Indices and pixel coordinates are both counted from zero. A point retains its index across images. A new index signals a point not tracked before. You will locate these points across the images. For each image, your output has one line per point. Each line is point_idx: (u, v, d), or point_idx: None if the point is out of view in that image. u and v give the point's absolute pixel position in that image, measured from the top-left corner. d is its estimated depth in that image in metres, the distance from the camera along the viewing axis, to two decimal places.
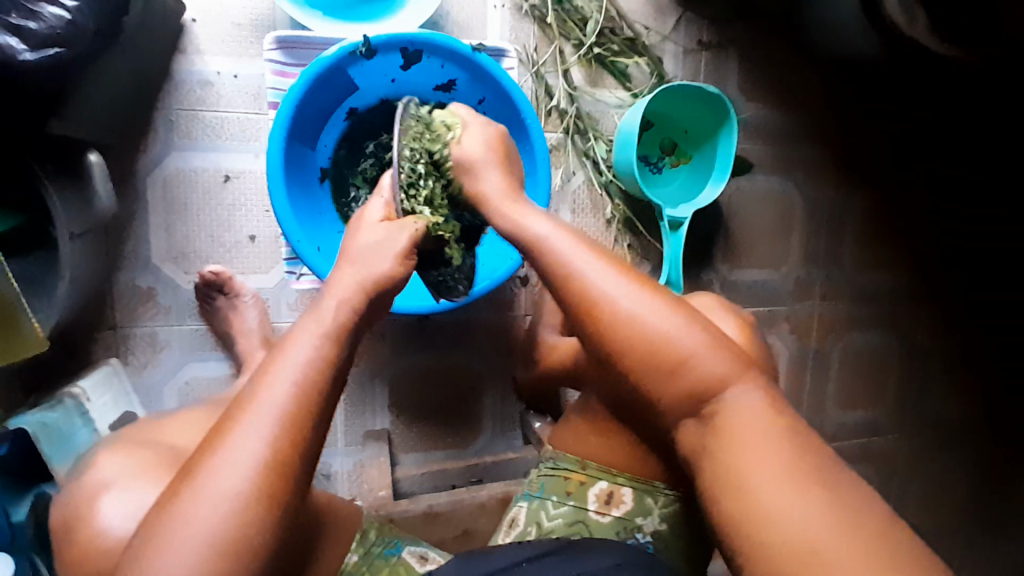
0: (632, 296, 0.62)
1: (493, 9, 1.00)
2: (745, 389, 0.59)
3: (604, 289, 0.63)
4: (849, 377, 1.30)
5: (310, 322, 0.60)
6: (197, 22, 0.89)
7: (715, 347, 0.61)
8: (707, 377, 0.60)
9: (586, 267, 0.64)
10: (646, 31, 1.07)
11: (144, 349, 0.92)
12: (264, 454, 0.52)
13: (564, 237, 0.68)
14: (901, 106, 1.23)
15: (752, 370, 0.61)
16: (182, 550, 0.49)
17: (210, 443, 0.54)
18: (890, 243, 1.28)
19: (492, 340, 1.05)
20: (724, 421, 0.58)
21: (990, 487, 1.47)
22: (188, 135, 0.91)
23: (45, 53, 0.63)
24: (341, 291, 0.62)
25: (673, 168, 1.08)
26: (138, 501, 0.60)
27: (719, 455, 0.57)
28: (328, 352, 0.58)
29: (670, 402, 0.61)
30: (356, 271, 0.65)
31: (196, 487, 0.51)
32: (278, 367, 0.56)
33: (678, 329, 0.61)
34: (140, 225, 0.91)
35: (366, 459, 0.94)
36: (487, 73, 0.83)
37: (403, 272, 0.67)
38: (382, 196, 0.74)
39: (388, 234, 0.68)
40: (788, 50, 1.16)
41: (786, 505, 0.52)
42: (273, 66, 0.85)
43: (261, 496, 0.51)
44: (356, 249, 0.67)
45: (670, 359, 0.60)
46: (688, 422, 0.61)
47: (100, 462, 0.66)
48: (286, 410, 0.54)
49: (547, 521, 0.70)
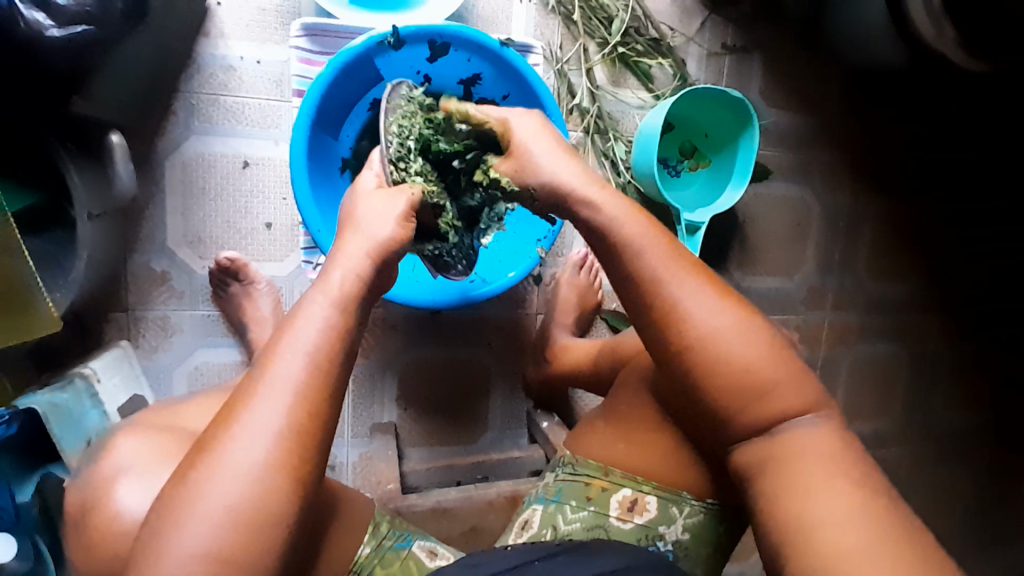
0: (719, 318, 0.59)
1: (519, 4, 0.99)
2: (823, 422, 0.59)
3: (691, 308, 0.59)
4: (858, 388, 1.29)
5: (318, 294, 0.57)
6: (221, 5, 0.89)
7: (801, 376, 0.59)
8: (788, 404, 0.58)
9: (675, 282, 0.61)
10: (671, 32, 1.06)
11: (155, 333, 0.92)
12: (282, 443, 0.51)
13: (656, 245, 0.62)
14: (924, 117, 1.21)
15: (828, 401, 0.60)
16: (199, 523, 0.49)
17: (222, 421, 0.53)
18: (905, 257, 1.27)
19: (503, 337, 1.05)
20: (791, 443, 0.58)
21: (991, 505, 1.47)
22: (208, 120, 0.90)
23: (72, 30, 0.62)
24: (347, 261, 0.60)
25: (692, 171, 1.08)
26: (153, 485, 0.60)
27: (776, 474, 0.57)
28: (339, 322, 0.56)
29: (741, 424, 0.59)
30: (360, 237, 0.62)
31: (212, 462, 0.51)
32: (286, 340, 0.55)
33: (763, 356, 0.59)
34: (157, 208, 0.90)
35: (376, 452, 0.93)
36: (513, 69, 0.83)
37: (404, 235, 0.63)
38: (371, 168, 0.71)
39: (387, 199, 0.65)
40: (813, 56, 1.14)
41: (834, 509, 0.54)
42: (298, 53, 0.84)
43: (280, 481, 0.51)
44: (360, 214, 0.63)
45: (755, 385, 0.58)
46: (755, 444, 0.59)
47: (117, 444, 0.66)
48: (301, 384, 0.53)
49: (563, 524, 0.70)
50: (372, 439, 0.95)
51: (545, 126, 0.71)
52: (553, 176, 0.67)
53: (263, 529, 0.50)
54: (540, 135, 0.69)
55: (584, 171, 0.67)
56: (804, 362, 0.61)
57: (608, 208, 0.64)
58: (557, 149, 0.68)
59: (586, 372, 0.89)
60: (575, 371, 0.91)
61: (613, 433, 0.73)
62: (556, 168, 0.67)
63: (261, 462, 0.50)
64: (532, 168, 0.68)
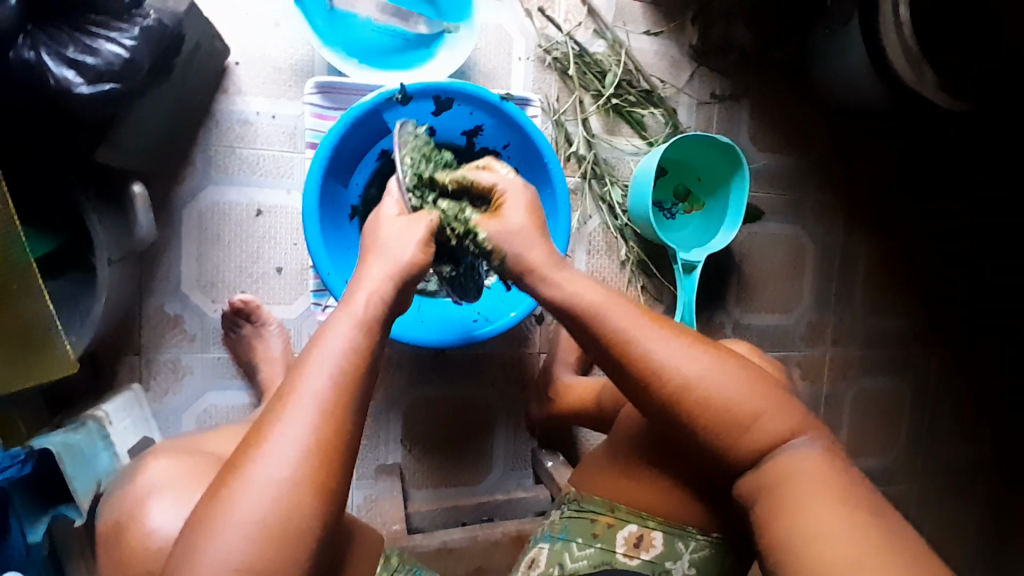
0: (696, 363, 0.61)
1: (518, 60, 1.06)
2: (808, 440, 0.61)
3: (665, 355, 0.62)
4: (862, 424, 1.29)
5: (342, 317, 0.60)
6: (239, 65, 0.95)
7: (778, 404, 0.61)
8: (773, 433, 0.60)
9: (642, 332, 0.63)
10: (661, 83, 1.13)
11: (166, 375, 0.94)
12: (298, 481, 0.52)
13: (619, 304, 0.66)
14: (910, 158, 1.26)
15: (812, 420, 0.63)
16: (231, 535, 0.50)
17: (250, 442, 0.54)
18: (899, 293, 1.30)
19: (506, 375, 1.06)
20: (785, 471, 0.59)
21: (1003, 543, 1.44)
22: (225, 170, 0.95)
23: (100, 87, 0.67)
24: (372, 284, 0.63)
25: (687, 214, 1.12)
26: (186, 504, 0.60)
27: (772, 495, 0.59)
28: (361, 342, 0.59)
29: (734, 459, 0.61)
30: (382, 262, 0.65)
31: (244, 476, 0.52)
32: (312, 363, 0.57)
33: (744, 393, 0.61)
34: (172, 253, 0.94)
35: (380, 493, 0.94)
36: (513, 121, 0.88)
37: (422, 259, 0.67)
38: (393, 195, 0.73)
39: (408, 225, 0.69)
40: (797, 102, 1.20)
41: (818, 520, 0.55)
42: (312, 108, 0.91)
43: (296, 524, 0.51)
44: (382, 239, 0.67)
45: (741, 422, 0.60)
46: (750, 474, 0.61)
47: (148, 467, 0.66)
48: (325, 399, 0.55)
49: (570, 562, 0.70)
50: (377, 480, 0.96)
51: (526, 199, 0.73)
52: (518, 251, 0.70)
53: (289, 543, 0.50)
54: (518, 208, 0.72)
55: (547, 249, 0.71)
56: (780, 387, 0.64)
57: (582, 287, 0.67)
58: (526, 225, 0.71)
59: (589, 408, 0.91)
60: (578, 408, 0.93)
61: (614, 471, 0.74)
62: (521, 241, 0.71)
63: (289, 475, 0.52)
64: (506, 241, 0.71)
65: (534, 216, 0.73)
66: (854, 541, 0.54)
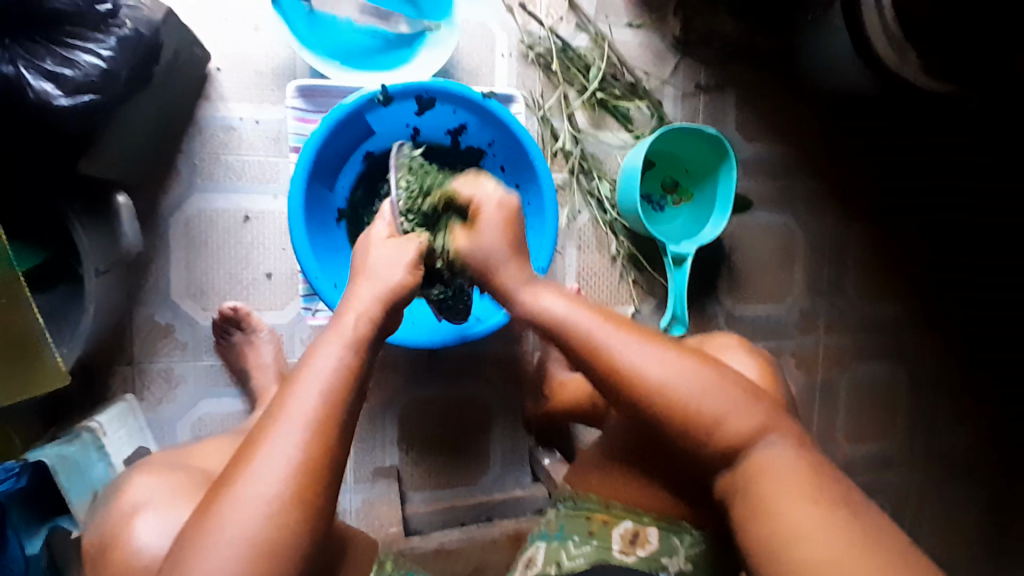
0: (661, 365, 0.62)
1: (501, 57, 1.05)
2: (778, 439, 0.61)
3: (630, 359, 0.63)
4: (857, 410, 1.29)
5: (331, 335, 0.61)
6: (220, 71, 0.94)
7: (746, 403, 0.62)
8: (744, 432, 0.61)
9: (608, 335, 0.64)
10: (646, 76, 1.12)
11: (159, 384, 0.94)
12: (288, 491, 0.52)
13: (585, 312, 0.67)
14: (900, 142, 1.26)
15: (784, 418, 0.63)
16: (218, 554, 0.50)
17: (242, 458, 0.54)
18: (891, 277, 1.30)
19: (500, 375, 1.06)
20: (758, 472, 0.59)
21: (1001, 524, 1.45)
22: (210, 177, 0.95)
23: (79, 99, 0.67)
24: (361, 304, 0.64)
25: (675, 206, 1.12)
26: (171, 520, 0.59)
27: (749, 496, 0.59)
28: (352, 360, 0.59)
29: (704, 459, 0.62)
30: (372, 284, 0.66)
31: (234, 497, 0.52)
32: (302, 380, 0.57)
33: (710, 393, 0.61)
34: (161, 263, 0.94)
35: (376, 496, 0.98)
36: (497, 119, 0.87)
37: (413, 281, 0.67)
38: (383, 217, 0.73)
39: (397, 249, 0.69)
40: (785, 90, 1.20)
41: (798, 520, 0.56)
42: (295, 112, 0.90)
43: (288, 535, 0.51)
44: (372, 262, 0.68)
45: (706, 422, 0.61)
46: (724, 475, 0.62)
47: (135, 482, 0.66)
48: (315, 416, 0.55)
49: (567, 560, 0.70)
50: (375, 483, 1.00)
51: (505, 213, 0.73)
52: (489, 268, 0.72)
53: (280, 558, 0.51)
54: (494, 228, 0.72)
55: (520, 267, 0.72)
56: (749, 386, 0.64)
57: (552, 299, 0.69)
58: (498, 244, 0.72)
59: (582, 405, 0.91)
60: (572, 405, 0.93)
61: (609, 469, 0.74)
62: (492, 261, 0.72)
63: (278, 493, 0.52)
64: (472, 256, 0.72)
65: (513, 231, 0.73)
66: (831, 542, 0.54)
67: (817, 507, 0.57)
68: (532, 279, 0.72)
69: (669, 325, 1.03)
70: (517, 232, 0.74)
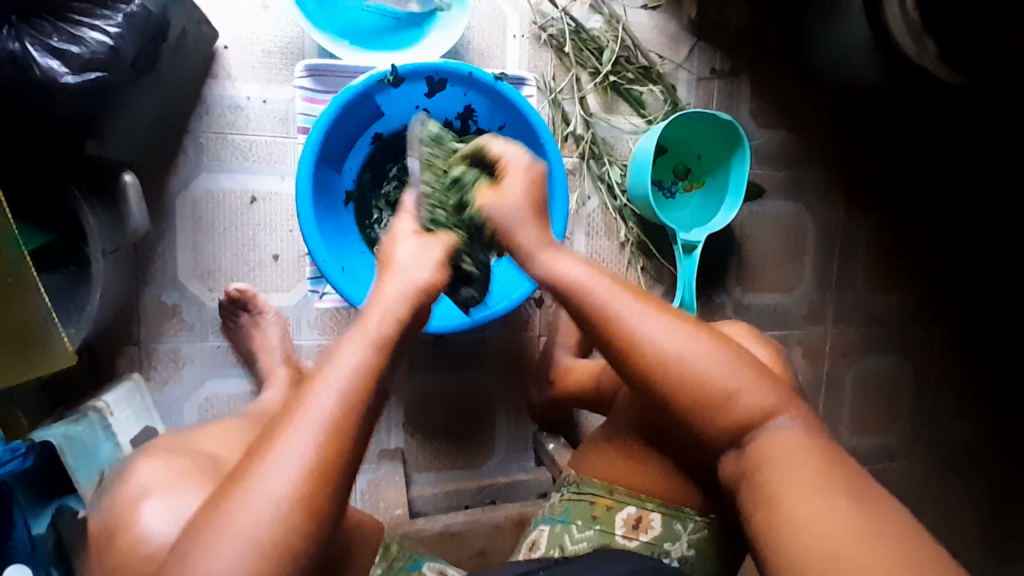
0: (675, 337, 0.62)
1: (513, 38, 1.03)
2: (789, 419, 0.61)
3: (643, 325, 0.62)
4: (862, 402, 1.29)
5: (355, 334, 0.59)
6: (228, 49, 0.93)
7: (758, 380, 0.62)
8: (753, 407, 0.61)
9: (624, 305, 0.64)
10: (660, 59, 1.10)
11: (167, 365, 0.94)
12: (304, 483, 0.52)
13: (601, 281, 0.66)
14: (914, 132, 1.24)
15: (794, 399, 0.63)
16: (225, 555, 0.49)
17: (257, 451, 0.54)
18: (902, 271, 1.29)
19: (505, 360, 1.06)
20: (767, 450, 0.60)
21: (1003, 518, 1.45)
22: (217, 158, 0.94)
23: (86, 77, 0.66)
24: (388, 303, 0.62)
25: (686, 193, 1.10)
26: (174, 506, 0.59)
27: (761, 485, 0.59)
28: (373, 361, 0.58)
29: (714, 429, 0.61)
30: (397, 280, 0.64)
31: (246, 493, 0.51)
32: (324, 378, 0.56)
33: (725, 370, 0.61)
34: (169, 242, 0.93)
35: (383, 477, 0.96)
36: (508, 101, 0.86)
37: (438, 280, 0.66)
38: (407, 213, 0.72)
39: (422, 247, 0.68)
40: (800, 77, 1.18)
41: (808, 519, 0.54)
42: (302, 92, 0.89)
43: (300, 528, 0.51)
44: (398, 259, 0.66)
45: (717, 397, 0.61)
46: (729, 451, 0.62)
47: (141, 467, 0.66)
48: (331, 416, 0.54)
49: (570, 544, 0.71)
50: (380, 465, 0.98)
51: (529, 176, 0.73)
52: (511, 227, 0.71)
53: (280, 559, 0.50)
54: (519, 182, 0.73)
55: (541, 231, 0.71)
56: (763, 367, 0.64)
57: (573, 271, 0.67)
58: (521, 204, 0.72)
59: (592, 391, 0.90)
60: (581, 391, 0.92)
61: (616, 455, 0.74)
62: (514, 221, 0.71)
63: (288, 499, 0.51)
64: (501, 215, 0.71)
65: (537, 192, 0.73)
66: (837, 535, 0.53)
67: (829, 498, 0.55)
68: (550, 242, 0.71)
69: (677, 313, 1.02)
70: (540, 194, 0.74)
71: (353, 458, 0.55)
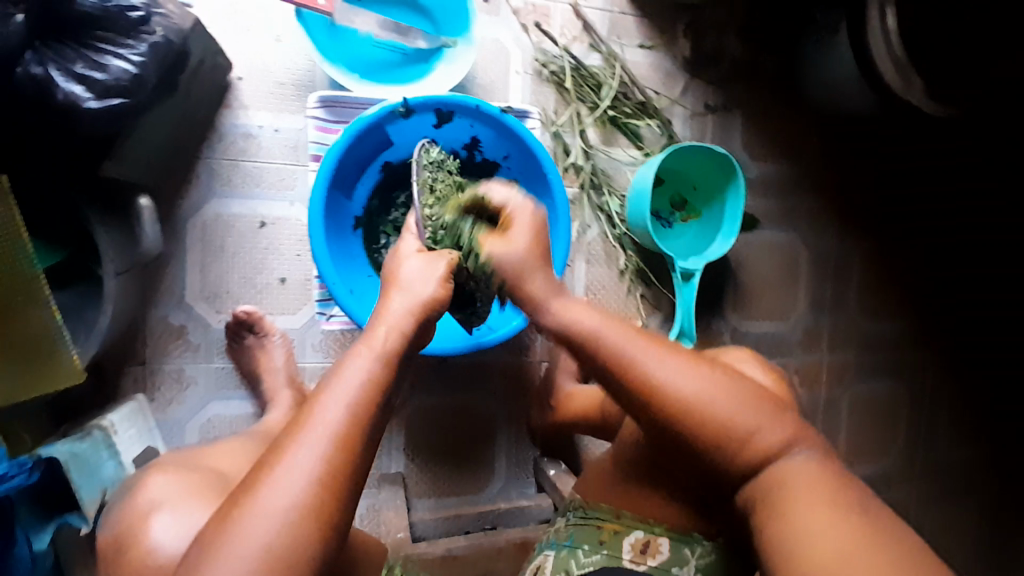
0: (689, 382, 0.63)
1: (516, 74, 1.08)
2: (805, 451, 0.62)
3: (660, 373, 0.63)
4: (859, 429, 1.30)
5: (361, 348, 0.61)
6: (242, 80, 0.97)
7: (774, 419, 0.63)
8: (770, 443, 0.62)
9: (639, 349, 0.65)
10: (656, 95, 1.15)
11: (170, 385, 0.95)
12: (314, 498, 0.53)
13: (615, 326, 0.67)
14: (901, 167, 1.28)
15: (806, 430, 0.65)
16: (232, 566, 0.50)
17: (265, 464, 0.55)
18: (893, 300, 1.32)
19: (507, 385, 1.07)
20: (787, 482, 0.60)
21: (1003, 546, 1.45)
22: (228, 183, 0.96)
23: (108, 102, 0.69)
24: (393, 319, 0.64)
25: (684, 223, 1.13)
26: (180, 522, 0.59)
27: (773, 501, 0.60)
28: (380, 375, 0.60)
29: (736, 469, 0.62)
30: (404, 297, 0.66)
31: (252, 506, 0.52)
32: (331, 390, 0.58)
33: (741, 409, 0.62)
34: (177, 264, 0.95)
35: (383, 503, 0.94)
36: (512, 133, 0.90)
37: (443, 295, 0.67)
38: (411, 232, 0.75)
39: (427, 262, 0.69)
40: (790, 114, 1.23)
41: (814, 527, 0.56)
42: (315, 122, 0.93)
43: (309, 541, 0.52)
44: (402, 275, 0.68)
45: (736, 437, 0.61)
46: (750, 488, 0.62)
47: (148, 484, 0.66)
48: (339, 431, 0.55)
49: (576, 569, 0.72)
50: (380, 490, 0.96)
51: (533, 223, 0.75)
52: (516, 276, 0.72)
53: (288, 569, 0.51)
54: (525, 231, 0.74)
55: (548, 278, 0.73)
56: (775, 402, 0.65)
57: (587, 313, 0.69)
58: (529, 253, 0.73)
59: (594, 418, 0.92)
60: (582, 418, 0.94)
61: (622, 483, 0.75)
62: (521, 271, 0.72)
63: (297, 515, 0.52)
64: (503, 262, 0.72)
65: (539, 236, 0.75)
66: (840, 537, 0.55)
67: (837, 508, 0.57)
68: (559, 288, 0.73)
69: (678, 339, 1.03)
70: (545, 242, 0.75)
71: (363, 474, 0.56)
